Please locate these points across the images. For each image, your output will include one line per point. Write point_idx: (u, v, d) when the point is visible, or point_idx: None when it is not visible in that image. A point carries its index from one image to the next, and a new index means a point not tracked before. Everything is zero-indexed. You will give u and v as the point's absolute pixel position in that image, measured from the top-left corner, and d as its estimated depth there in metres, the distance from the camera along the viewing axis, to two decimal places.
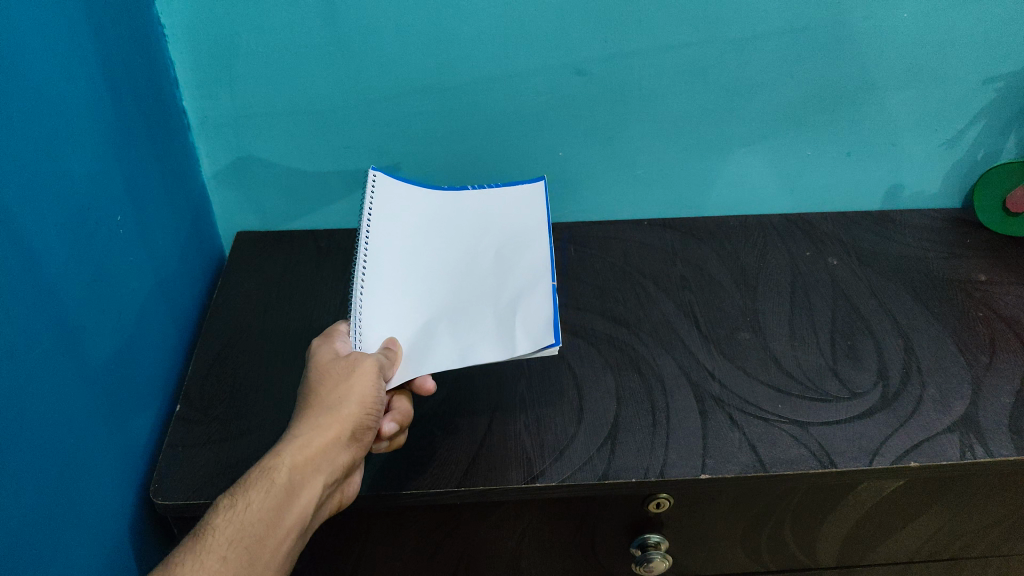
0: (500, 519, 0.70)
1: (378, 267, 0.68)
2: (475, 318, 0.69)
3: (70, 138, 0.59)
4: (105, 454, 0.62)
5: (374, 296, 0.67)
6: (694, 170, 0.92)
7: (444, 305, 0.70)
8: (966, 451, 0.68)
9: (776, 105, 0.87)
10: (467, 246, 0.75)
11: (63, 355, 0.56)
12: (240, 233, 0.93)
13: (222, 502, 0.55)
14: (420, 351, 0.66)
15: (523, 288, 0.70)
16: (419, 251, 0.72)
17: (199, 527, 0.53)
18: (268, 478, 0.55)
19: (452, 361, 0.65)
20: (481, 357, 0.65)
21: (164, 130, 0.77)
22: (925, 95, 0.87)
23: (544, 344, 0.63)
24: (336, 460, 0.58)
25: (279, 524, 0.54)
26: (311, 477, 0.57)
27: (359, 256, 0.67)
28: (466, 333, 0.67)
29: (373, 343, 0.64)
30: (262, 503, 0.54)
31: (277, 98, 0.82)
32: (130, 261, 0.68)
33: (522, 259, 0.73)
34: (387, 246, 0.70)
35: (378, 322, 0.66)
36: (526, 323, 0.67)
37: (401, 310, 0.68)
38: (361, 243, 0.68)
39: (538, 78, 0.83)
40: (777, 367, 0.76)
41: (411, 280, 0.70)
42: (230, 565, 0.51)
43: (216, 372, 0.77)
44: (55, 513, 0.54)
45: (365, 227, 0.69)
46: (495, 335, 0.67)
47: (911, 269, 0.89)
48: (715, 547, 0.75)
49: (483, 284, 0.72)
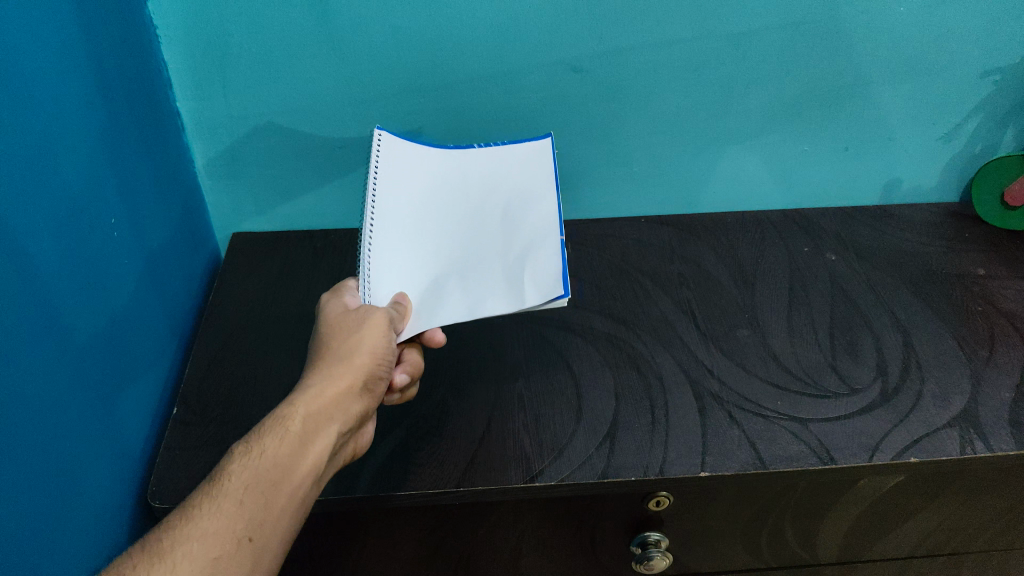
0: (499, 518, 0.69)
1: (387, 220, 0.67)
2: (481, 271, 0.70)
3: (62, 141, 0.58)
4: (100, 455, 0.61)
5: (382, 248, 0.66)
6: (690, 166, 0.92)
7: (449, 258, 0.70)
8: (966, 446, 0.68)
9: (773, 100, 0.86)
10: (473, 199, 0.74)
11: (58, 359, 0.56)
12: (236, 235, 0.93)
13: (237, 449, 0.54)
14: (428, 304, 0.66)
15: (530, 243, 0.72)
16: (426, 200, 0.71)
17: (215, 473, 0.52)
18: (283, 425, 0.55)
19: (462, 313, 0.67)
20: (491, 310, 0.67)
21: (157, 131, 0.76)
22: (922, 89, 0.86)
23: (555, 297, 0.66)
24: (348, 409, 0.58)
25: (295, 470, 0.53)
26: (325, 425, 0.57)
27: (369, 206, 0.65)
28: (474, 287, 0.69)
29: (383, 297, 0.64)
30: (277, 449, 0.54)
31: (272, 97, 0.81)
32: (125, 264, 0.68)
33: (526, 217, 0.74)
34: (396, 196, 0.68)
35: (387, 275, 0.65)
36: (533, 277, 0.69)
37: (408, 263, 0.67)
38: (371, 193, 0.65)
39: (534, 75, 0.83)
40: (775, 363, 0.76)
41: (417, 230, 0.69)
42: (247, 509, 0.50)
43: (212, 373, 0.76)
44: (50, 520, 0.53)
45: (374, 173, 0.67)
46: (503, 288, 0.68)
47: (910, 264, 0.89)
48: (715, 545, 0.75)
49: (488, 237, 0.73)
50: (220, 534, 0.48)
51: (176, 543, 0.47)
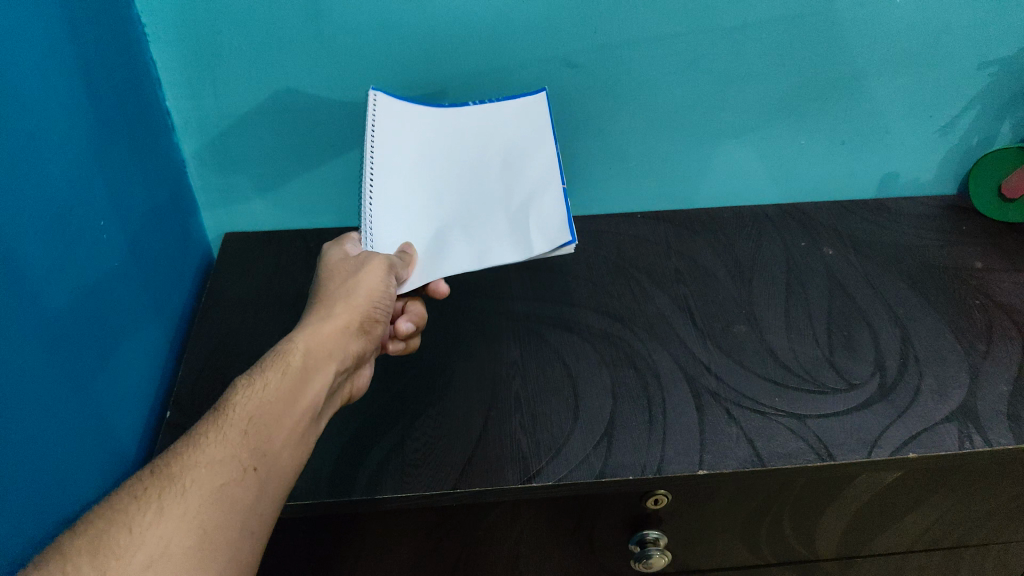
0: (497, 518, 0.69)
1: (387, 180, 0.69)
2: (487, 223, 0.71)
3: (49, 145, 0.58)
4: (92, 461, 0.61)
5: (385, 206, 0.68)
6: (685, 161, 0.92)
7: (454, 214, 0.71)
8: (964, 440, 0.67)
9: (768, 94, 0.86)
10: (473, 151, 0.75)
11: (48, 364, 0.55)
12: (229, 235, 0.92)
13: (239, 382, 0.55)
14: (435, 257, 0.68)
15: (534, 189, 0.72)
16: (426, 160, 0.73)
17: (218, 403, 0.53)
18: (284, 358, 0.57)
19: (469, 263, 0.68)
20: (500, 258, 0.67)
21: (146, 131, 0.76)
22: (918, 81, 0.86)
23: (561, 242, 0.66)
24: (343, 346, 0.60)
25: (296, 405, 0.55)
26: (323, 360, 0.58)
27: (366, 168, 0.67)
28: (480, 239, 0.70)
29: (388, 253, 0.66)
30: (280, 383, 0.55)
31: (263, 96, 0.81)
32: (115, 267, 0.67)
33: (527, 163, 0.74)
34: (395, 157, 0.70)
35: (392, 232, 0.67)
36: (539, 223, 0.69)
37: (412, 219, 0.69)
38: (368, 155, 0.68)
39: (527, 71, 0.82)
40: (773, 360, 0.76)
41: (419, 189, 0.71)
42: (252, 438, 0.51)
43: (205, 376, 0.75)
44: (42, 529, 0.53)
45: (370, 137, 0.69)
46: (509, 238, 0.69)
47: (907, 257, 0.88)
48: (715, 542, 0.74)
49: (492, 189, 0.73)
50: (228, 459, 0.49)
51: (184, 467, 0.47)
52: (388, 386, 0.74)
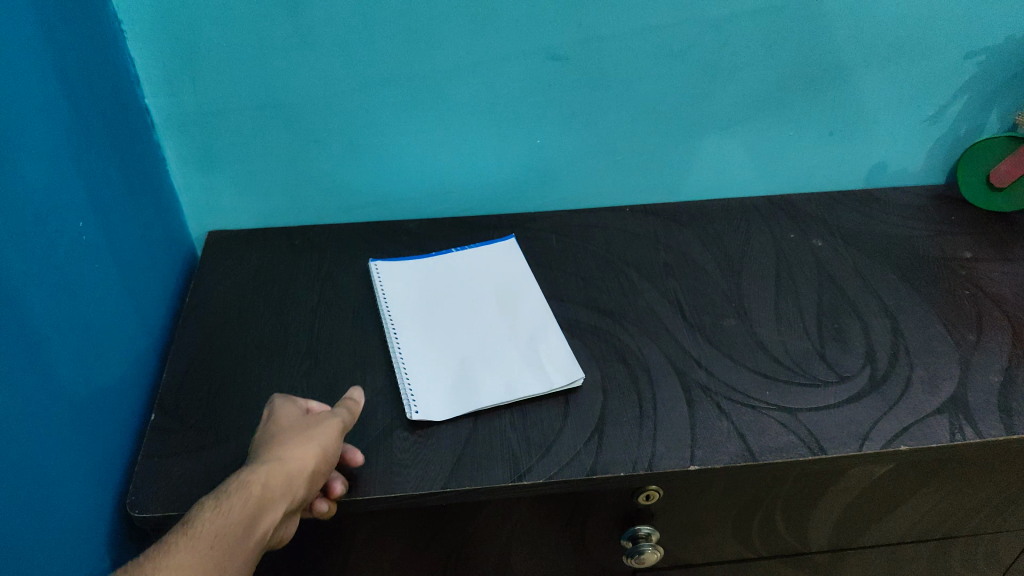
0: (487, 517, 0.68)
1: (413, 360, 0.74)
2: (502, 354, 0.75)
3: (25, 145, 0.56)
4: (74, 464, 0.59)
5: (416, 375, 0.72)
6: (673, 153, 0.91)
7: (471, 350, 0.75)
8: (956, 432, 0.67)
9: (756, 85, 0.85)
10: (472, 296, 0.82)
11: (28, 370, 0.54)
12: (212, 233, 0.91)
13: (203, 505, 0.51)
14: (467, 390, 0.71)
15: (537, 327, 0.78)
16: (440, 326, 0.78)
17: (181, 525, 0.49)
18: (244, 487, 0.52)
19: (499, 393, 0.71)
20: (527, 391, 0.70)
21: (125, 128, 0.74)
22: (905, 71, 0.86)
23: (574, 379, 0.71)
24: (307, 477, 0.56)
25: (257, 530, 0.51)
26: (286, 489, 0.54)
27: (396, 358, 0.74)
28: (500, 367, 0.73)
29: (425, 404, 0.70)
30: (245, 507, 0.51)
31: (244, 92, 0.80)
32: (96, 268, 0.66)
33: (522, 302, 0.81)
34: (415, 335, 0.77)
35: (426, 390, 0.71)
36: (551, 359, 0.74)
37: (437, 369, 0.73)
38: (395, 348, 0.75)
39: (513, 65, 0.81)
40: (763, 353, 0.75)
41: (438, 344, 0.76)
42: (216, 556, 0.47)
43: (189, 376, 0.74)
44: (22, 535, 0.51)
45: (393, 336, 0.76)
46: (528, 366, 0.73)
47: (896, 249, 0.88)
48: (706, 536, 0.74)
49: (498, 326, 0.78)
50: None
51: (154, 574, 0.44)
52: (375, 385, 0.73)
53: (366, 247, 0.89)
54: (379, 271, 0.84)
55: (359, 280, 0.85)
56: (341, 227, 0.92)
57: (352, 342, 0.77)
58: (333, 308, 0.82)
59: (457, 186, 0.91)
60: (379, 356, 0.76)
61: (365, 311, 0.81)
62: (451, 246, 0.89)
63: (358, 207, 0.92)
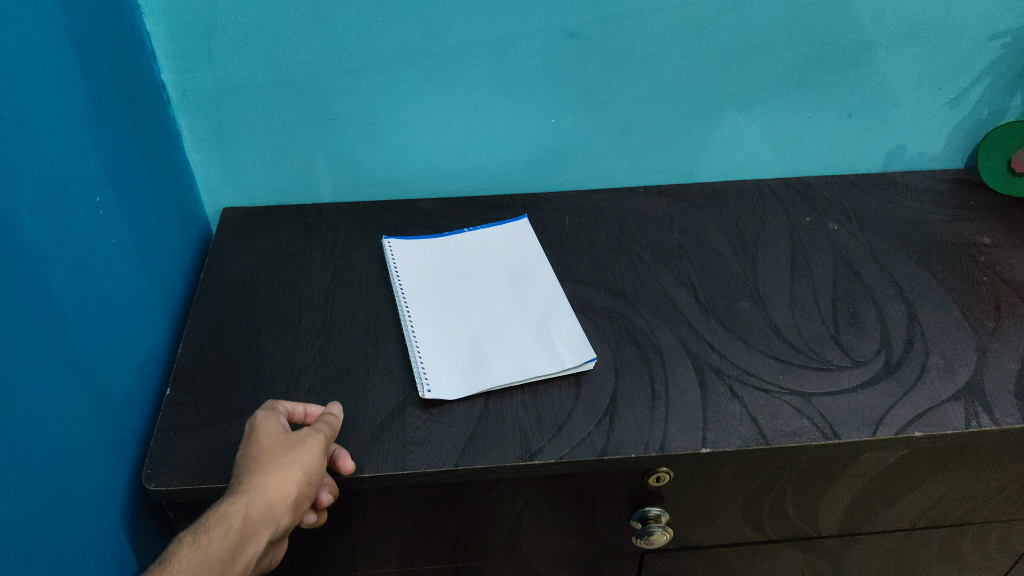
0: (498, 496, 0.68)
1: (426, 338, 0.74)
2: (515, 334, 0.75)
3: (45, 117, 0.57)
4: (91, 437, 0.60)
5: (429, 353, 0.73)
6: (689, 134, 0.90)
7: (484, 329, 0.75)
8: (971, 419, 0.67)
9: (775, 65, 0.85)
10: (486, 276, 0.81)
11: (47, 342, 0.55)
12: (226, 210, 0.91)
13: (182, 537, 0.52)
14: (480, 369, 0.71)
15: (550, 308, 0.77)
16: (453, 305, 0.78)
17: (158, 560, 0.50)
18: (223, 520, 0.53)
19: (511, 372, 0.71)
20: (539, 370, 0.70)
21: (141, 102, 0.74)
22: (926, 52, 0.85)
23: (585, 359, 0.71)
24: (288, 505, 0.56)
25: (233, 567, 0.52)
26: (265, 522, 0.55)
27: (409, 337, 0.74)
28: (513, 347, 0.73)
29: (438, 382, 0.70)
30: (223, 544, 0.52)
31: (260, 68, 0.80)
32: (113, 243, 0.66)
33: (535, 283, 0.81)
34: (428, 313, 0.77)
35: (439, 369, 0.71)
36: (563, 339, 0.74)
37: (450, 348, 0.73)
38: (408, 326, 0.75)
39: (530, 42, 0.81)
40: (777, 337, 0.75)
41: (451, 323, 0.76)
42: None
43: (204, 351, 0.74)
44: (39, 505, 0.52)
45: (407, 314, 0.76)
46: (540, 346, 0.73)
47: (914, 234, 0.87)
48: (716, 520, 0.74)
49: (511, 306, 0.78)
50: None
51: None
52: (388, 363, 0.73)
53: (380, 225, 0.89)
54: (392, 249, 0.84)
55: (373, 258, 0.85)
56: (355, 205, 0.92)
57: (364, 320, 0.78)
58: (346, 285, 0.82)
59: (471, 165, 0.91)
60: (391, 335, 0.76)
61: (378, 289, 0.81)
62: (465, 225, 0.89)
63: (372, 185, 0.91)
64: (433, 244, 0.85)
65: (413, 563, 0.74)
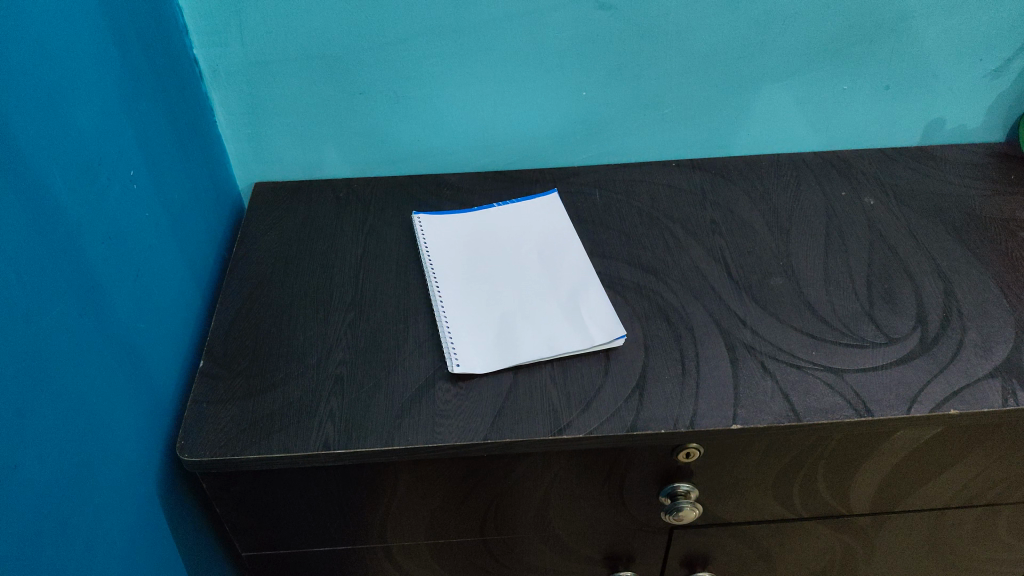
0: (528, 470, 0.69)
1: (456, 311, 0.74)
2: (543, 310, 0.74)
3: (80, 92, 0.57)
4: (126, 408, 0.61)
5: (460, 328, 0.73)
6: (723, 107, 0.89)
7: (512, 304, 0.75)
8: (1008, 398, 0.66)
9: (810, 36, 0.83)
10: (514, 252, 0.81)
11: (84, 316, 0.56)
12: (257, 183, 0.91)
13: None
14: (509, 343, 0.71)
15: (579, 284, 0.77)
16: (482, 279, 0.78)
17: None
18: None
19: (541, 347, 0.70)
20: (568, 346, 0.70)
21: (174, 77, 0.75)
22: (966, 22, 0.83)
23: (615, 336, 0.71)
24: None
25: None
26: None
27: (439, 310, 0.74)
28: (542, 323, 0.73)
29: (467, 356, 0.70)
30: None
31: (290, 42, 0.80)
32: (147, 216, 0.67)
33: (563, 259, 0.80)
34: (457, 287, 0.77)
35: (468, 344, 0.71)
36: (593, 315, 0.73)
37: (478, 323, 0.73)
38: (438, 301, 0.75)
39: (561, 15, 0.80)
40: (811, 313, 0.74)
41: (481, 297, 0.76)
42: None
43: (236, 323, 0.75)
44: (76, 475, 0.53)
45: (437, 288, 0.77)
46: (569, 322, 0.73)
47: (951, 208, 0.85)
48: (747, 497, 0.73)
49: (539, 283, 0.77)
50: None
51: None
52: (418, 338, 0.73)
53: (409, 199, 0.89)
54: (422, 224, 0.84)
55: (403, 233, 0.85)
56: (385, 179, 0.92)
57: (394, 294, 0.78)
58: (376, 260, 0.82)
59: (500, 139, 0.90)
60: (420, 309, 0.76)
61: (407, 264, 0.81)
62: (494, 200, 0.89)
63: (402, 159, 0.91)
64: (463, 221, 0.85)
65: (442, 537, 0.75)
